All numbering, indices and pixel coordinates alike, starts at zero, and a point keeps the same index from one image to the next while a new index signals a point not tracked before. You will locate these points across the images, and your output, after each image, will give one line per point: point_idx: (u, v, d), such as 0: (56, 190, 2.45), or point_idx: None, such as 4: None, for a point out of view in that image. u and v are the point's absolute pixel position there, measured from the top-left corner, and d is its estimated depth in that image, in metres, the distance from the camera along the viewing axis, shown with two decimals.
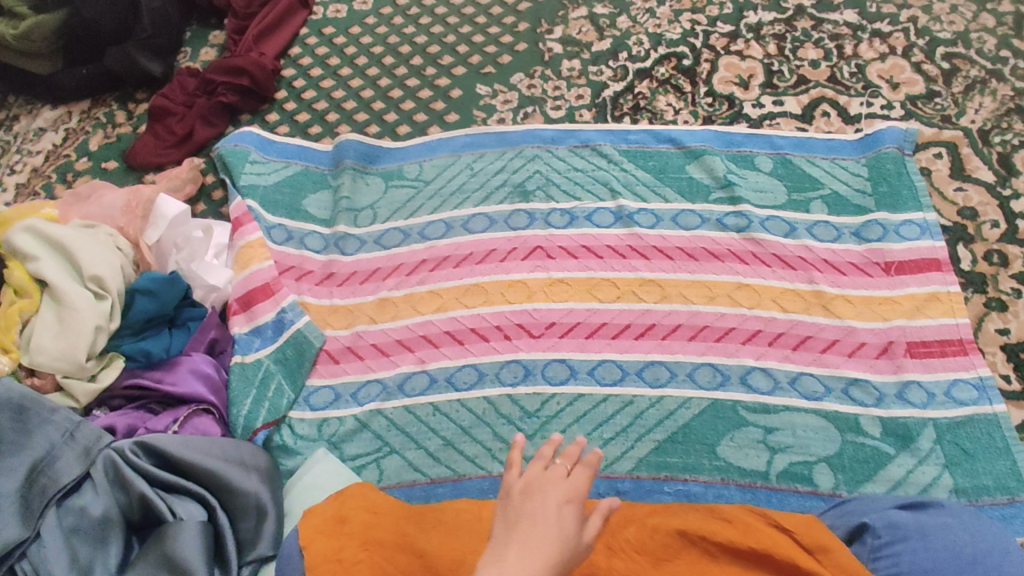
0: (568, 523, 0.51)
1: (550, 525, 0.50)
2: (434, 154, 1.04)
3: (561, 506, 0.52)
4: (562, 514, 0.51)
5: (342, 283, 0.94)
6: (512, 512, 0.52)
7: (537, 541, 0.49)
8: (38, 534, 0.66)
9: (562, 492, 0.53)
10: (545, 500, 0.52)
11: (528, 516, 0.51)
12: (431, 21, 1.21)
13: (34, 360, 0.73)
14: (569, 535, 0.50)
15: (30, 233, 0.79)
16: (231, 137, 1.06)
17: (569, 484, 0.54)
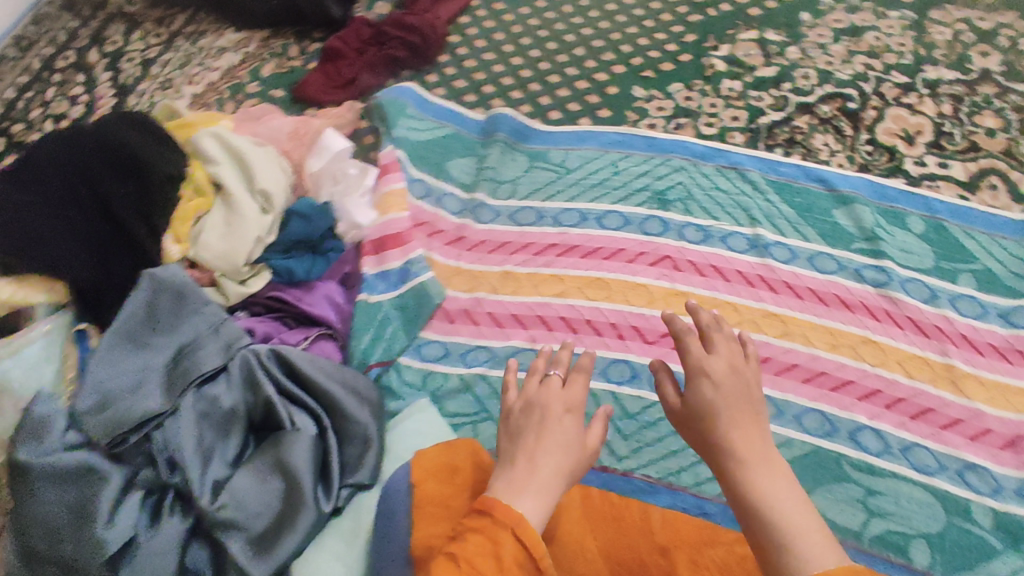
0: (571, 430, 0.63)
1: (553, 434, 0.62)
2: (582, 145, 1.06)
3: (560, 416, 0.63)
4: (564, 422, 0.63)
5: (471, 248, 0.97)
6: (513, 426, 0.64)
7: (545, 447, 0.61)
8: (174, 410, 0.71)
9: (562, 402, 0.65)
10: (546, 411, 0.64)
11: (530, 428, 0.63)
12: (600, 16, 1.23)
13: (199, 255, 0.79)
14: (569, 437, 0.62)
15: (214, 139, 0.85)
16: (391, 89, 1.11)
17: (566, 394, 0.65)
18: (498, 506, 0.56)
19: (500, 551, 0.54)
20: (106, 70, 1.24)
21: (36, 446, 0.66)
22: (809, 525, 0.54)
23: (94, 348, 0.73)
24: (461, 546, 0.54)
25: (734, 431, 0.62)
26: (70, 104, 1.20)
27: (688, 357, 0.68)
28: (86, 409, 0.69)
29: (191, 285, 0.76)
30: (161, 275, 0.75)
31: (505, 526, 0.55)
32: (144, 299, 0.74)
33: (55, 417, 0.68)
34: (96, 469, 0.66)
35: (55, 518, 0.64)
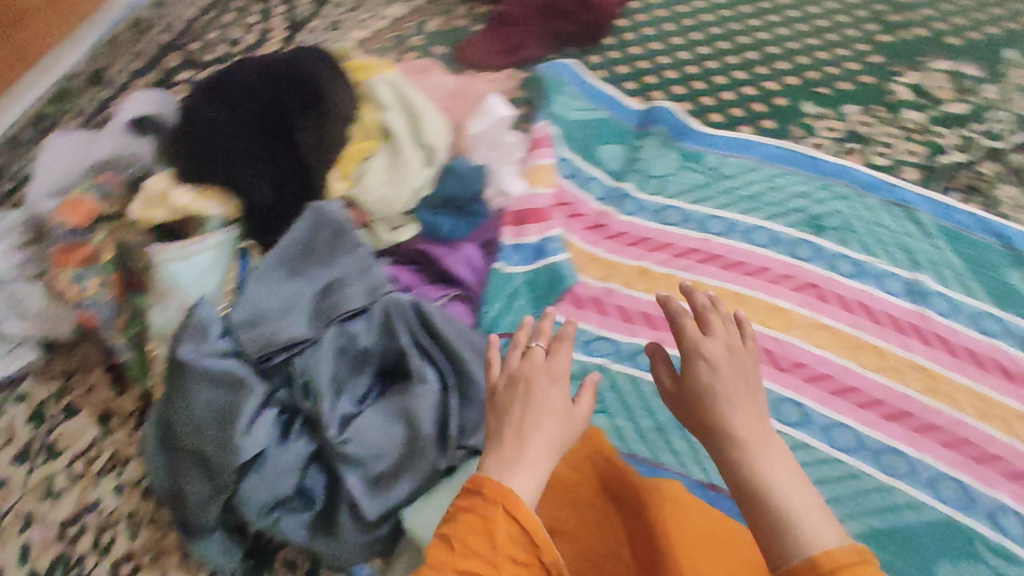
0: (557, 402, 0.63)
1: (538, 408, 0.62)
2: (740, 153, 1.02)
3: (545, 392, 0.64)
4: (549, 395, 0.63)
5: (610, 237, 0.96)
6: (499, 403, 0.64)
7: (533, 423, 0.61)
8: (316, 339, 0.73)
9: (547, 375, 0.65)
10: (529, 386, 0.64)
11: (516, 403, 0.63)
12: (779, 22, 1.16)
13: (360, 197, 0.81)
14: (552, 407, 0.63)
15: (389, 86, 0.86)
16: (553, 64, 1.10)
17: (549, 366, 0.65)
18: (488, 482, 0.57)
19: (492, 528, 0.55)
20: (282, 3, 1.29)
21: (198, 346, 0.70)
22: (808, 504, 0.52)
23: (254, 266, 0.76)
24: (459, 524, 0.56)
25: (732, 412, 0.59)
26: (246, 31, 1.25)
27: (683, 335, 0.65)
28: (241, 322, 0.72)
29: (348, 225, 0.78)
30: (325, 211, 0.77)
31: (499, 503, 0.56)
32: (306, 228, 0.76)
33: (213, 323, 0.72)
34: (243, 380, 0.69)
35: (202, 416, 0.69)
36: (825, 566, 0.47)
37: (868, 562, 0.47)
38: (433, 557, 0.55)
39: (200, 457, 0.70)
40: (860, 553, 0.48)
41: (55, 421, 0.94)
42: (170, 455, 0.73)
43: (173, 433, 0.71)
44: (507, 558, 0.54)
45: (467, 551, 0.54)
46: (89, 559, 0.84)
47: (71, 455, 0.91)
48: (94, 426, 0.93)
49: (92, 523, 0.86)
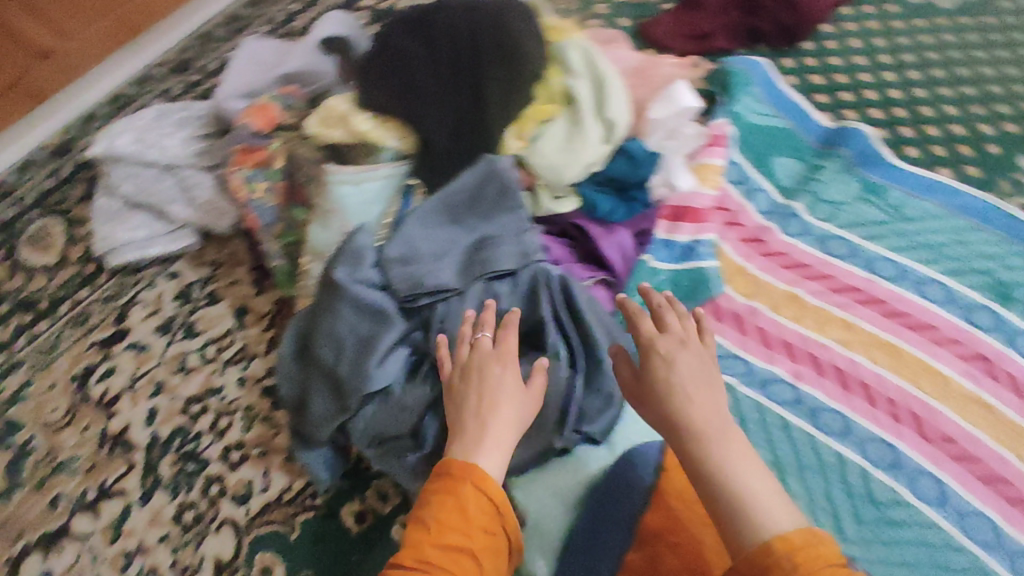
0: (511, 383, 0.64)
1: (491, 394, 0.63)
2: (931, 196, 0.92)
3: (498, 378, 0.64)
4: (501, 377, 0.64)
5: (766, 254, 0.90)
6: (456, 393, 0.65)
7: (492, 409, 0.63)
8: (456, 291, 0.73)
9: (495, 360, 0.66)
10: (482, 374, 0.65)
11: (470, 394, 0.64)
12: (1009, 58, 1.04)
13: (530, 161, 0.79)
14: (500, 390, 0.64)
15: (582, 53, 0.83)
16: (744, 59, 1.03)
17: (496, 353, 0.66)
18: (456, 464, 0.59)
19: (467, 505, 0.57)
20: None
21: (353, 271, 0.71)
22: (766, 490, 0.54)
23: (415, 206, 0.76)
24: (430, 506, 0.57)
25: (694, 404, 0.60)
26: None
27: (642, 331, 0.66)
28: (394, 257, 0.72)
29: (515, 184, 0.76)
30: (499, 165, 0.76)
31: (467, 480, 0.58)
32: (475, 178, 0.76)
33: (368, 251, 0.72)
34: (387, 316, 0.70)
35: (344, 339, 0.71)
36: (778, 548, 0.49)
37: (819, 541, 0.49)
38: (411, 539, 0.56)
39: (330, 377, 0.72)
40: (811, 534, 0.50)
41: (197, 304, 1.00)
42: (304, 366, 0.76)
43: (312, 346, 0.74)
44: (479, 530, 0.56)
45: (443, 530, 0.55)
46: (206, 437, 0.91)
47: (206, 338, 0.98)
48: (230, 317, 0.99)
49: (213, 405, 0.93)
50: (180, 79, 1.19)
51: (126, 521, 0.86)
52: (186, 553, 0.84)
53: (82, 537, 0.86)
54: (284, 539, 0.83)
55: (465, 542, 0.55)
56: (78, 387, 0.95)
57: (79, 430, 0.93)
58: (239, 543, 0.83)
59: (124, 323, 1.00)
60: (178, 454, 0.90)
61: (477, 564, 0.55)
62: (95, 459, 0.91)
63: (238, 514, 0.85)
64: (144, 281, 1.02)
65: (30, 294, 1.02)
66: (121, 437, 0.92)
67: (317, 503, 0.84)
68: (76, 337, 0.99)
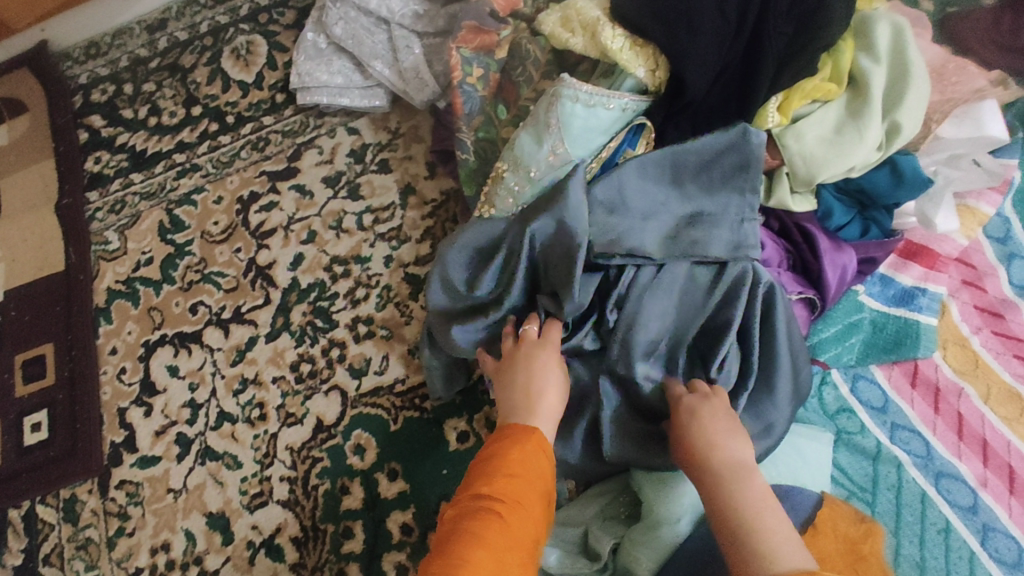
0: (552, 374, 0.64)
1: (541, 381, 0.63)
2: None
3: (541, 366, 0.64)
4: (547, 362, 0.64)
5: (999, 334, 0.74)
6: (502, 376, 0.65)
7: (540, 394, 0.62)
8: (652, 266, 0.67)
9: (534, 353, 0.65)
10: (528, 362, 0.65)
11: (517, 377, 0.64)
12: None
13: (784, 141, 0.69)
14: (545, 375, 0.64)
15: (892, 31, 0.70)
16: None
17: (534, 345, 0.65)
18: (516, 427, 0.60)
19: (530, 459, 0.57)
20: None
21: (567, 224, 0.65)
22: (786, 531, 0.52)
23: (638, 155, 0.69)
24: (499, 455, 0.57)
25: (716, 445, 0.58)
26: None
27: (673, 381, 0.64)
28: (600, 201, 0.66)
29: (758, 164, 0.66)
30: (749, 140, 0.65)
31: (532, 434, 0.59)
32: (717, 146, 0.66)
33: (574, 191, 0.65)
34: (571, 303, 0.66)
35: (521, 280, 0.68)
36: None
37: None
38: (481, 484, 0.55)
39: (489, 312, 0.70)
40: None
41: (367, 167, 0.96)
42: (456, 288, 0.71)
43: (481, 272, 0.70)
44: (542, 483, 0.56)
45: (513, 476, 0.55)
46: (339, 301, 0.90)
47: (366, 205, 0.94)
48: (396, 192, 0.94)
49: (354, 273, 0.91)
50: None
51: (250, 350, 0.89)
52: (294, 402, 0.86)
53: (210, 349, 0.90)
54: (384, 426, 0.82)
55: (534, 495, 0.55)
56: (241, 210, 0.97)
57: (232, 249, 0.95)
58: (342, 413, 0.84)
59: (296, 162, 0.98)
60: (311, 307, 0.90)
61: (541, 513, 0.55)
62: (238, 282, 0.93)
63: (349, 385, 0.85)
64: (325, 127, 1.00)
65: (222, 104, 1.03)
66: (265, 271, 0.93)
67: (424, 407, 0.82)
68: (251, 160, 0.99)
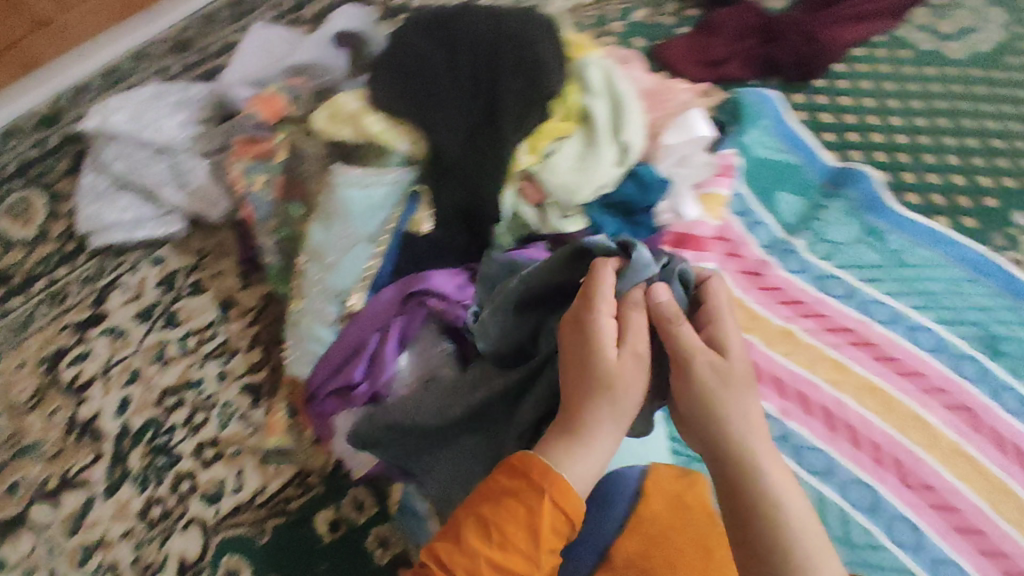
0: (610, 365, 0.54)
1: (588, 375, 0.55)
2: (929, 246, 0.93)
3: (587, 352, 0.55)
4: (591, 350, 0.55)
5: (762, 288, 0.89)
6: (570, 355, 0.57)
7: (587, 392, 0.55)
8: (450, 337, 0.74)
9: (589, 339, 0.55)
10: (577, 346, 0.56)
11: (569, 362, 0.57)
12: (1013, 114, 1.05)
13: (540, 176, 0.77)
14: (593, 369, 0.54)
15: (602, 71, 0.83)
16: (755, 90, 1.03)
17: (586, 328, 0.56)
18: (535, 467, 0.52)
19: (535, 522, 0.51)
20: None
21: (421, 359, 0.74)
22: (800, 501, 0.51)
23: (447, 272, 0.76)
24: (498, 514, 0.51)
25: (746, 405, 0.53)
26: None
27: (663, 304, 0.56)
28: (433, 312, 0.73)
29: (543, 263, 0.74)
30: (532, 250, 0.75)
31: (545, 494, 0.51)
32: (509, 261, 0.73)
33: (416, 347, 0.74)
34: (635, 258, 0.59)
35: None
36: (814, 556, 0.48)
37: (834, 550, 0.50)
38: (469, 538, 0.51)
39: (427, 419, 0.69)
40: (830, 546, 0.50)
41: (180, 292, 0.95)
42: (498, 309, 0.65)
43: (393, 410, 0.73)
44: (546, 553, 0.51)
45: (508, 545, 0.50)
46: (180, 431, 0.86)
47: (187, 329, 0.93)
48: (214, 309, 0.94)
49: (189, 399, 0.88)
50: (179, 59, 1.14)
51: (89, 513, 0.82)
52: (150, 551, 0.80)
53: (41, 526, 0.82)
54: (251, 543, 0.79)
55: (527, 567, 0.50)
56: (49, 368, 0.91)
57: (48, 413, 0.88)
58: (205, 544, 0.79)
59: (102, 305, 0.95)
60: (149, 446, 0.86)
61: None
62: (61, 445, 0.86)
63: (207, 514, 0.81)
64: (126, 264, 0.98)
65: (7, 265, 0.98)
66: (90, 425, 0.87)
67: (288, 509, 0.80)
68: (51, 316, 0.94)
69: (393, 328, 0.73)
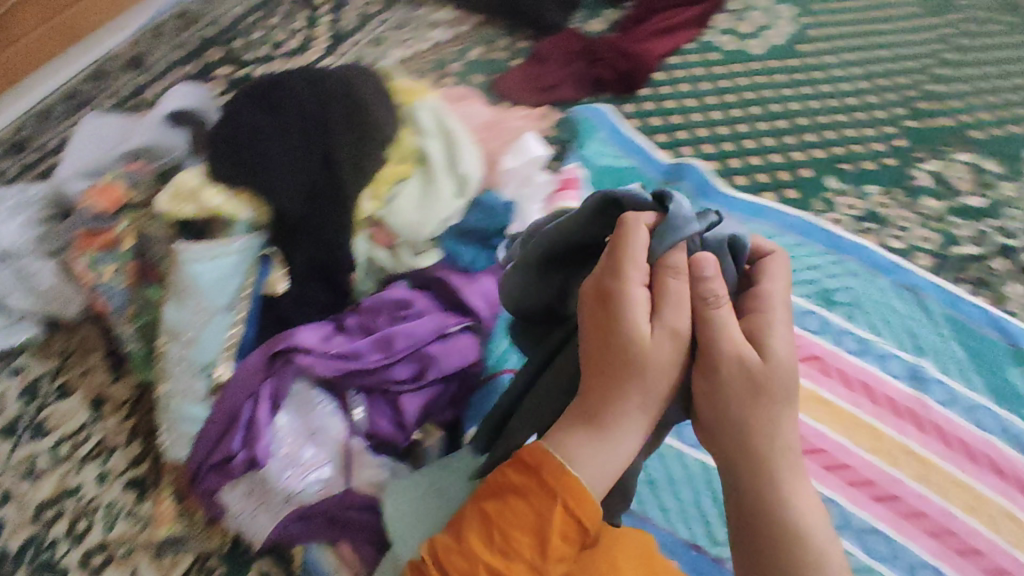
0: (648, 346, 0.53)
1: (620, 357, 0.53)
2: (759, 220, 1.03)
3: (619, 331, 0.53)
4: (626, 328, 0.52)
5: None
6: (594, 332, 0.54)
7: (622, 376, 0.53)
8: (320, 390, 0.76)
9: (619, 317, 0.53)
10: (607, 321, 0.53)
11: (595, 341, 0.54)
12: (811, 94, 1.18)
13: (387, 216, 0.83)
14: (627, 353, 0.52)
15: (432, 113, 0.89)
16: (587, 107, 1.12)
17: (617, 303, 0.53)
18: (549, 466, 0.53)
19: (544, 523, 0.52)
20: (328, 12, 1.30)
21: (301, 410, 0.75)
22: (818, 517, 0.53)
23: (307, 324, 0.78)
24: (506, 516, 0.53)
25: (782, 418, 0.53)
26: (290, 34, 1.27)
27: (705, 281, 0.54)
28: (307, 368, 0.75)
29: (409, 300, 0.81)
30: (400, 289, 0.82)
31: (556, 501, 0.52)
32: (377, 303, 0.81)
33: (290, 399, 0.75)
34: (674, 213, 0.55)
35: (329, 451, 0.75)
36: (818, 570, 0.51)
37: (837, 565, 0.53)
38: (471, 539, 0.53)
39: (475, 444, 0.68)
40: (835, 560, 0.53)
41: (47, 399, 0.91)
42: (520, 269, 0.62)
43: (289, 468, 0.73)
44: (555, 556, 0.52)
45: (517, 547, 0.52)
46: (63, 544, 0.81)
47: (58, 436, 0.89)
48: (86, 409, 0.91)
49: (70, 507, 0.84)
50: (15, 161, 1.11)
51: None
52: None
53: None
54: None
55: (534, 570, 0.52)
56: None
57: None
58: None
59: None
60: (32, 567, 0.80)
61: None
62: None
63: None
64: None
65: None
66: None
67: None
68: None
69: (263, 392, 0.74)
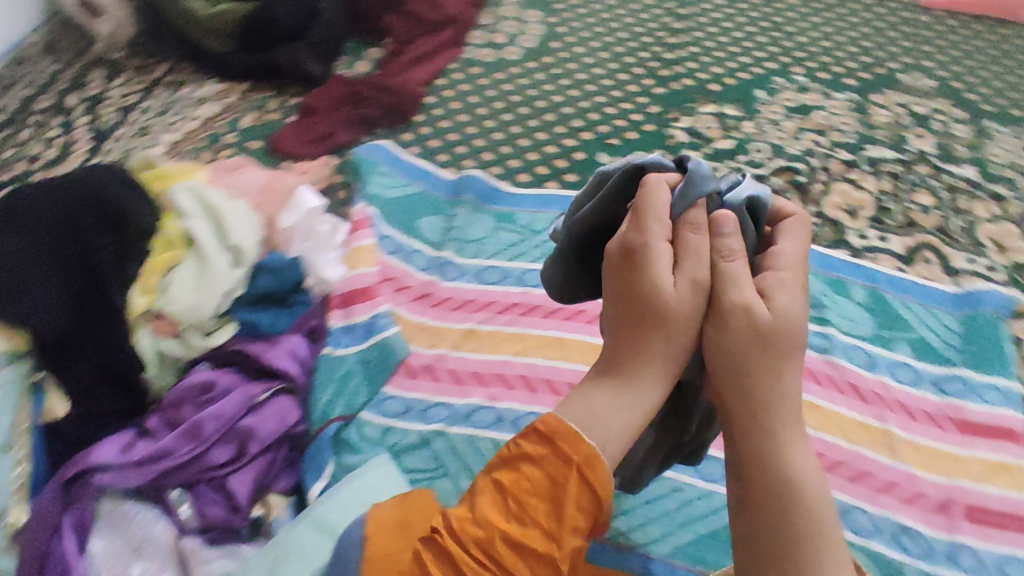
0: (667, 297, 0.54)
1: (643, 310, 0.55)
2: (545, 208, 1.07)
3: (642, 286, 0.55)
4: (651, 281, 0.54)
5: (436, 304, 0.96)
6: (619, 290, 0.56)
7: (646, 328, 0.55)
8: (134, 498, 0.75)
9: (639, 273, 0.55)
10: (630, 277, 0.56)
11: (620, 298, 0.56)
12: (570, 84, 1.28)
13: (166, 306, 0.83)
14: (653, 306, 0.54)
15: (191, 194, 0.91)
16: (366, 146, 1.15)
17: (639, 257, 0.55)
18: (567, 432, 0.52)
19: (559, 486, 0.50)
20: (85, 114, 1.25)
21: (118, 529, 0.73)
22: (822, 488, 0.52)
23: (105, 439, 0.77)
24: (510, 485, 0.51)
25: (784, 373, 0.54)
26: (45, 145, 1.20)
27: (724, 236, 0.56)
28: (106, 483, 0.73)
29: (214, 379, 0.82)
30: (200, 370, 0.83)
31: (570, 466, 0.51)
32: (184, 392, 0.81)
33: (104, 522, 0.73)
34: (694, 171, 0.58)
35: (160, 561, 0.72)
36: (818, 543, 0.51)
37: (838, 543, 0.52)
38: (483, 507, 0.51)
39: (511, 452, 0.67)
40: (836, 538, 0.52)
41: None
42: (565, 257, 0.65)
43: None
44: (569, 524, 0.49)
45: (524, 511, 0.50)
46: None
47: None
48: None
49: None
50: None
51: None
52: None
53: None
54: None
55: (547, 540, 0.49)
56: None
57: None
58: None
59: None
60: None
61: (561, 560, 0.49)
62: None
63: None
64: None
65: None
66: None
67: None
68: None
69: (66, 524, 0.71)
